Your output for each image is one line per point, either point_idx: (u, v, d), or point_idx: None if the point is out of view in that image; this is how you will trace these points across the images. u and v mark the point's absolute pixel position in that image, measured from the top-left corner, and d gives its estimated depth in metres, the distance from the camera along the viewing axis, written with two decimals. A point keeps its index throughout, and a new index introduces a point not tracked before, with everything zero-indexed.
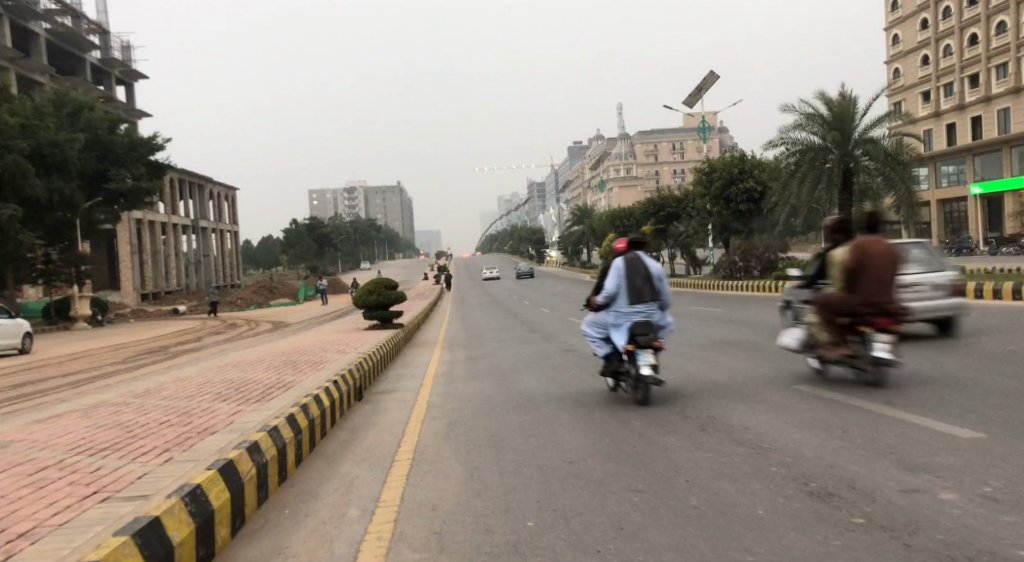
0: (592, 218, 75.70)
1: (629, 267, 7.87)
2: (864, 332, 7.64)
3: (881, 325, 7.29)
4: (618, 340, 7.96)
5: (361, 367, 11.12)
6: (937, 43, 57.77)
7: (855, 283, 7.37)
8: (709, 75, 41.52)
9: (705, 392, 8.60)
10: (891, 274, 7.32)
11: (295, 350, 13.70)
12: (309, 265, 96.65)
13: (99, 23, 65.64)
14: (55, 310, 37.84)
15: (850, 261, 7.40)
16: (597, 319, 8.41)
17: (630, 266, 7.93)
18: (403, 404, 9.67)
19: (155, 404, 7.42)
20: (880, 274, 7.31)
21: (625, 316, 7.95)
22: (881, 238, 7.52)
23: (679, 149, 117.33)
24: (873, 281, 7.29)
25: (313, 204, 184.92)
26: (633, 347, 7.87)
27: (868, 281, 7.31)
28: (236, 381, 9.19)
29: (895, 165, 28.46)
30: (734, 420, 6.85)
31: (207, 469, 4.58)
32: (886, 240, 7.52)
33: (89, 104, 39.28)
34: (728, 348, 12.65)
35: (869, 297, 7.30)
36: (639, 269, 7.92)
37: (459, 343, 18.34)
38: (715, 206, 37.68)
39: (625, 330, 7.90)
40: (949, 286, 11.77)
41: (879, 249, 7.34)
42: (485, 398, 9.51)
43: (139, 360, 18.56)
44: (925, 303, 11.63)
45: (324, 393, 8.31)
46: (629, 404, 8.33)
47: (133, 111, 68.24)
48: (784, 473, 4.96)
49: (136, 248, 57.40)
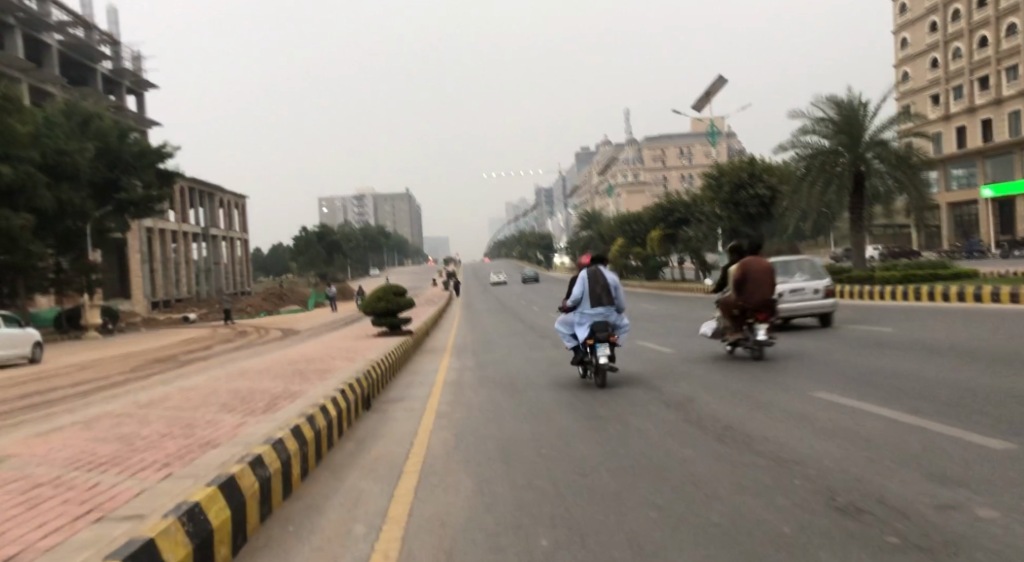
0: (601, 223, 75.52)
1: (592, 277, 9.71)
2: (752, 321, 11.02)
3: (761, 316, 10.65)
4: (582, 335, 9.82)
5: (370, 376, 10.94)
6: (947, 46, 57.32)
7: (745, 291, 10.60)
8: (718, 79, 41.33)
9: (721, 399, 8.36)
10: (767, 283, 10.64)
11: (303, 358, 13.56)
12: (318, 272, 96.88)
13: (109, 34, 66.18)
14: (65, 319, 37.93)
15: (739, 274, 10.69)
16: (567, 320, 10.25)
17: (593, 277, 9.77)
18: (412, 413, 9.49)
19: (158, 415, 7.26)
20: (760, 284, 10.60)
21: (587, 316, 9.78)
22: (761, 259, 10.82)
23: (687, 154, 116.99)
24: (754, 287, 10.58)
25: (322, 212, 185.60)
26: (594, 341, 9.72)
27: (752, 287, 10.60)
28: (242, 391, 9.04)
29: (908, 168, 28.11)
30: (752, 428, 6.61)
31: (207, 485, 4.39)
32: (764, 258, 10.83)
33: (99, 114, 39.46)
34: (742, 353, 12.40)
35: (755, 299, 10.58)
36: (600, 279, 9.76)
37: (468, 350, 18.16)
38: (725, 211, 37.37)
39: (587, 328, 9.75)
40: (824, 291, 15.95)
41: (760, 267, 10.61)
42: (494, 406, 9.33)
43: (148, 369, 18.50)
44: (805, 302, 15.75)
45: (331, 402, 8.14)
46: (643, 411, 8.10)
47: (143, 121, 68.67)
48: (808, 487, 4.74)
49: (146, 257, 57.59)
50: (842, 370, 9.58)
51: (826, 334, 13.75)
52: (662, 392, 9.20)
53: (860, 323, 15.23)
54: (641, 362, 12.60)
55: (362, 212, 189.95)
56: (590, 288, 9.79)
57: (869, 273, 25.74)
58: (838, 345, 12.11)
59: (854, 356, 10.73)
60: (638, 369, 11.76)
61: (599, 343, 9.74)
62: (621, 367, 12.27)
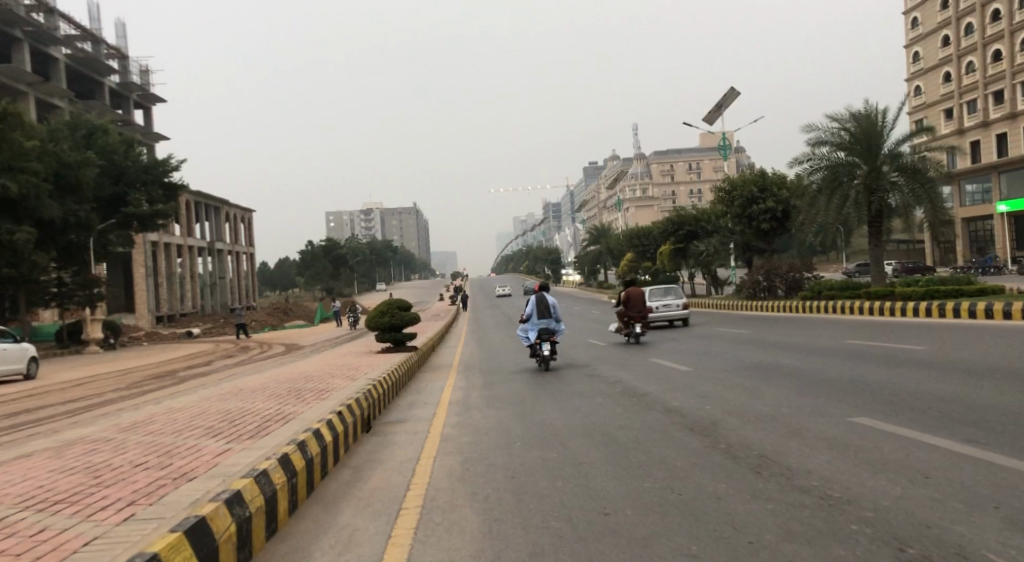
0: (609, 238, 75.03)
1: (538, 300, 15.27)
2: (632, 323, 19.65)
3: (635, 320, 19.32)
4: (531, 336, 15.40)
5: (370, 396, 10.32)
6: (959, 60, 56.76)
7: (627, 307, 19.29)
8: (728, 92, 40.85)
9: (748, 423, 7.76)
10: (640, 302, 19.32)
11: (302, 375, 12.97)
12: (324, 286, 96.51)
13: (118, 48, 66.29)
14: (67, 333, 37.49)
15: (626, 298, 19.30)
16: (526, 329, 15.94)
17: (539, 299, 15.26)
18: (415, 437, 8.85)
19: (136, 441, 6.67)
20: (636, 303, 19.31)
21: (535, 324, 15.33)
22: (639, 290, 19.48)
23: (696, 169, 116.38)
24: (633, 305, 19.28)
25: (330, 226, 185.79)
26: (539, 340, 15.31)
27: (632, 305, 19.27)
28: (232, 413, 8.43)
29: (926, 181, 27.31)
30: (790, 459, 5.98)
31: (171, 530, 3.77)
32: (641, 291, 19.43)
33: (105, 126, 39.36)
34: (764, 371, 11.79)
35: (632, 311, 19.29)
36: (543, 301, 15.27)
37: (475, 367, 17.55)
38: (737, 225, 36.76)
39: (535, 331, 15.32)
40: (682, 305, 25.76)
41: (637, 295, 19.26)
42: (503, 430, 8.72)
43: (144, 386, 17.93)
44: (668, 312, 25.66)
45: (326, 426, 7.51)
46: (662, 436, 7.49)
47: (150, 135, 68.62)
48: (867, 534, 4.11)
49: (151, 271, 57.17)
50: (876, 391, 8.93)
51: (853, 352, 13.10)
52: (684, 414, 8.59)
53: (886, 339, 14.57)
54: (657, 380, 12.01)
55: (369, 227, 189.93)
56: (539, 305, 15.57)
57: (888, 288, 25.02)
58: (865, 363, 11.47)
59: (886, 375, 10.10)
60: (654, 388, 11.16)
61: (542, 340, 15.30)
62: (636, 385, 11.68)
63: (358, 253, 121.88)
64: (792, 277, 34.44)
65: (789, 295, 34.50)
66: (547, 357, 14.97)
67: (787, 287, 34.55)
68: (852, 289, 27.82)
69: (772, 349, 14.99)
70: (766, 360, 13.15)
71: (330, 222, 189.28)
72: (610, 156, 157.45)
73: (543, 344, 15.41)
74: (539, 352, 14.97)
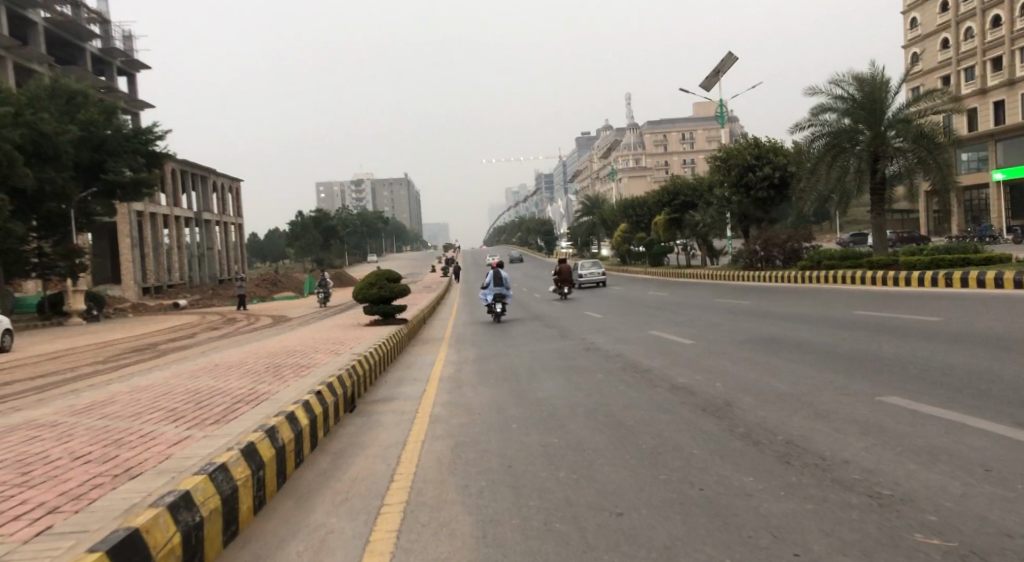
0: (602, 209, 74.28)
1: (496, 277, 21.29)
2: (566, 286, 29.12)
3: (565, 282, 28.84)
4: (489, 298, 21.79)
5: (355, 372, 9.63)
6: (957, 26, 55.63)
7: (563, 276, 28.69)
8: (726, 58, 39.69)
9: (762, 403, 7.12)
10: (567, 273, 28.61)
11: (283, 350, 12.24)
12: (315, 258, 95.14)
13: (100, 12, 64.25)
14: (48, 305, 36.54)
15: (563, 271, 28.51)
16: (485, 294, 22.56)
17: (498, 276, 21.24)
18: (402, 418, 8.14)
19: (86, 426, 5.92)
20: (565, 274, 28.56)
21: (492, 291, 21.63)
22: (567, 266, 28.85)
23: (689, 139, 114.98)
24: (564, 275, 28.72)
25: (321, 197, 183.82)
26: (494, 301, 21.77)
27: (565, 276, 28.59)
28: (200, 393, 7.65)
29: (931, 146, 26.38)
30: (823, 447, 5.30)
31: (91, 551, 3.04)
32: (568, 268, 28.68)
33: (86, 91, 37.78)
34: (770, 344, 11.19)
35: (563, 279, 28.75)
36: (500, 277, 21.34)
37: (467, 340, 16.89)
38: (734, 194, 35.93)
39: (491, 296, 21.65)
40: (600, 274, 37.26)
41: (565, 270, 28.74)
42: (497, 411, 8.03)
43: (122, 360, 17.21)
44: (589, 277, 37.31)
45: (301, 408, 6.75)
46: (671, 417, 6.86)
47: (134, 102, 66.88)
48: (937, 546, 3.41)
49: (137, 241, 55.94)
50: (894, 366, 8.33)
51: (864, 323, 12.47)
52: (692, 393, 7.95)
53: (895, 309, 13.94)
54: (660, 354, 11.35)
55: (361, 199, 188.28)
56: (494, 278, 22.13)
57: (892, 257, 24.35)
58: (879, 336, 10.85)
59: (904, 348, 9.48)
60: (657, 362, 10.52)
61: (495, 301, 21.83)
62: (638, 359, 11.03)
63: (349, 223, 120.39)
64: (790, 247, 33.89)
65: (787, 265, 34.09)
66: (499, 312, 21.42)
67: (784, 257, 34.10)
68: (854, 259, 27.16)
69: (774, 320, 14.40)
70: (774, 332, 12.50)
71: (320, 192, 187.29)
72: (603, 126, 155.77)
73: (497, 303, 22.02)
74: (493, 310, 21.46)
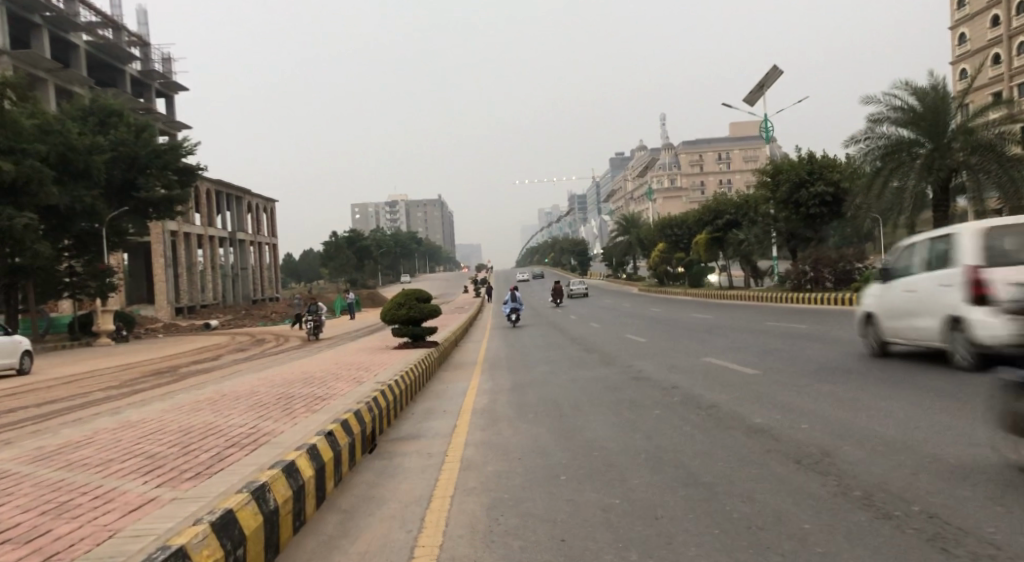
0: (639, 228, 72.96)
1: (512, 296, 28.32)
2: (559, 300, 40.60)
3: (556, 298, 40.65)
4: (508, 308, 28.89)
5: (376, 405, 8.45)
6: (1009, 41, 53.30)
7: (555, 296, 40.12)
8: (771, 72, 38.21)
9: (871, 452, 5.76)
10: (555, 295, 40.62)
11: (299, 378, 11.12)
12: (349, 278, 94.80)
13: (139, 35, 65.32)
14: (78, 325, 36.24)
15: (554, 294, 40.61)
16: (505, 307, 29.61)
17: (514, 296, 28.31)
18: (428, 463, 6.91)
19: (32, 481, 4.76)
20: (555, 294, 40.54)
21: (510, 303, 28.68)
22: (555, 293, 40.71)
23: (725, 159, 112.69)
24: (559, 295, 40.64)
25: (355, 218, 184.74)
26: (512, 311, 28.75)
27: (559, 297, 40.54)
28: (193, 434, 6.51)
29: (1001, 159, 24.50)
30: (990, 529, 3.91)
31: None
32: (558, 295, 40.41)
33: (118, 109, 37.80)
34: (845, 375, 9.81)
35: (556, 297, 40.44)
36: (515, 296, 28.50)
37: (502, 365, 15.67)
38: (783, 211, 34.28)
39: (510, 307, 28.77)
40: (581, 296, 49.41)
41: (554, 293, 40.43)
42: (539, 457, 6.74)
43: (138, 384, 16.30)
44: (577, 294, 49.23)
45: (305, 456, 5.57)
46: (760, 471, 5.54)
47: (171, 123, 67.63)
48: None
49: (171, 262, 55.86)
50: None
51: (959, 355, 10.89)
52: (776, 436, 6.62)
53: None
54: (720, 386, 9.98)
55: (394, 220, 189.09)
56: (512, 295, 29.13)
57: None
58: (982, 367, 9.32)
59: None
60: (720, 397, 9.12)
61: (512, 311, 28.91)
62: (698, 392, 9.67)
63: (382, 243, 120.16)
64: (842, 268, 32.09)
65: (838, 287, 32.25)
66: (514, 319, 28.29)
67: (836, 278, 32.31)
68: None
69: (842, 347, 12.94)
70: (850, 362, 10.99)
71: (355, 213, 188.46)
72: (637, 146, 154.32)
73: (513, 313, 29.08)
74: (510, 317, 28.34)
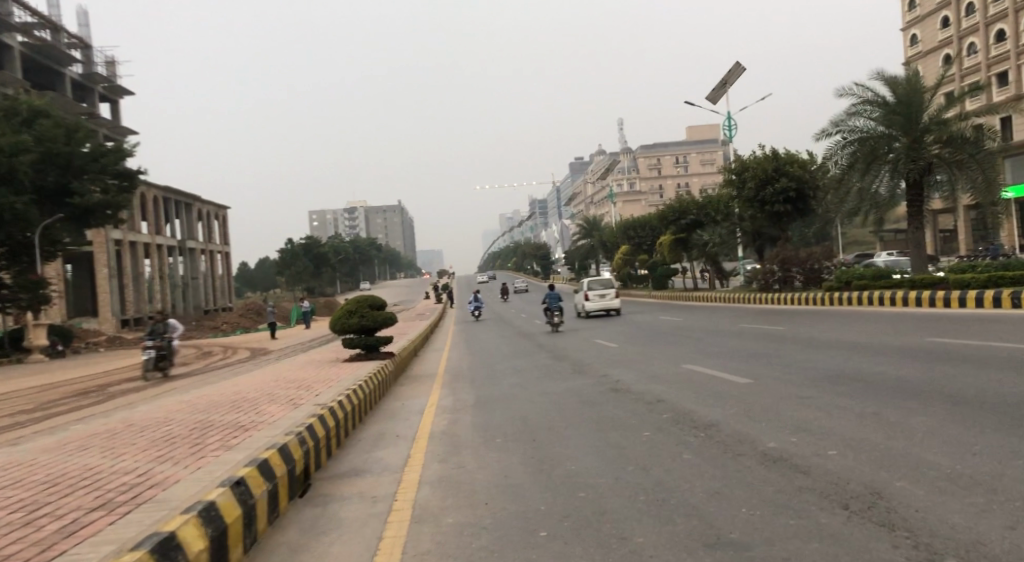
0: (602, 231, 72.19)
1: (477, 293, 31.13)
2: None
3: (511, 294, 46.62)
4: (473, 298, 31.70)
5: (310, 436, 6.94)
6: (960, 42, 53.61)
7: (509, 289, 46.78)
8: (733, 69, 37.56)
9: (937, 486, 4.53)
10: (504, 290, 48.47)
11: (227, 401, 9.52)
12: (306, 286, 92.23)
13: (81, 37, 62.28)
14: (8, 341, 33.65)
15: None
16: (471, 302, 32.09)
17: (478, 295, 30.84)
18: (373, 513, 5.46)
19: None
20: None
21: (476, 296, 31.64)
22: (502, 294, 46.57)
23: (683, 163, 112.80)
24: None
25: (314, 224, 180.74)
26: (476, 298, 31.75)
27: None
28: (56, 488, 4.95)
29: (975, 152, 23.81)
30: None
31: None
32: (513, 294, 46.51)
33: (47, 109, 35.31)
34: (848, 382, 8.72)
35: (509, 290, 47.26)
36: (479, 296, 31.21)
37: (464, 377, 14.31)
38: (750, 210, 33.49)
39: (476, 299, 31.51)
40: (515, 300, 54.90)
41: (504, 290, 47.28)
42: (513, 500, 5.39)
43: (54, 407, 14.45)
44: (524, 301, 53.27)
45: (197, 520, 4.11)
46: (808, 520, 4.25)
47: (116, 128, 64.50)
48: None
49: (115, 271, 52.94)
50: None
51: (955, 356, 9.97)
52: (803, 466, 5.37)
53: (984, 339, 11.39)
54: (710, 399, 8.79)
55: (354, 228, 186.11)
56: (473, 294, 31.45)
57: (938, 276, 21.46)
58: (1001, 372, 8.29)
59: None
60: (716, 412, 7.92)
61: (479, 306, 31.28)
62: (688, 407, 8.41)
63: (341, 250, 117.50)
64: (811, 266, 31.37)
65: (807, 286, 31.61)
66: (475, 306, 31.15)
67: (804, 278, 31.64)
68: (892, 278, 24.37)
69: (830, 351, 11.93)
70: (847, 368, 9.93)
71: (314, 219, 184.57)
72: (596, 151, 154.51)
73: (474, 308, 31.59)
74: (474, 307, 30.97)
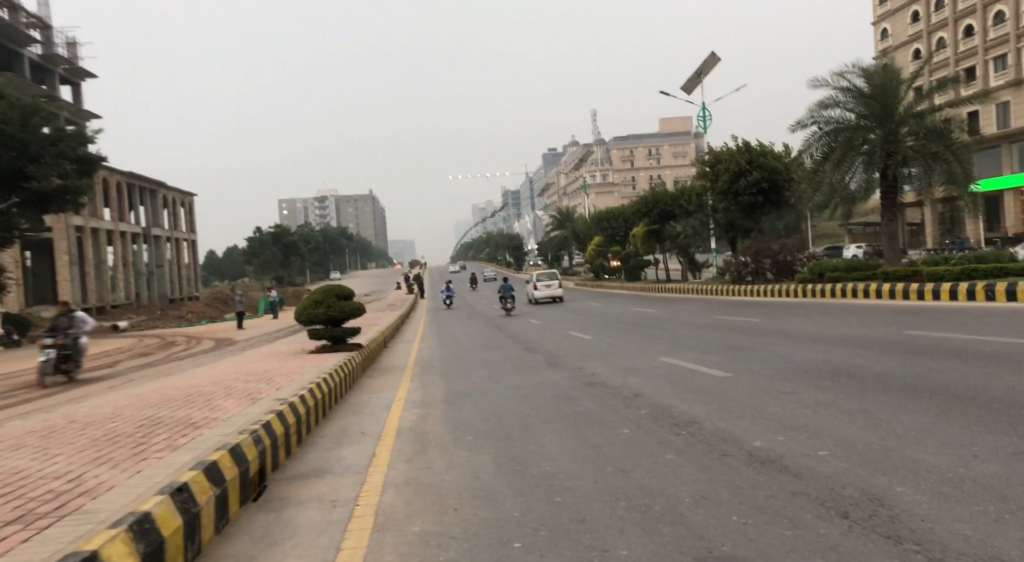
0: (575, 222, 72.01)
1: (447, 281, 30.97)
2: None
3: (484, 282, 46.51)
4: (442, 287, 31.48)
5: (265, 434, 6.44)
6: (929, 37, 54.12)
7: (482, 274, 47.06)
8: (708, 60, 37.33)
9: (941, 492, 4.22)
10: None
11: (180, 395, 8.96)
12: (275, 276, 90.86)
13: (40, 17, 60.15)
14: None
15: None
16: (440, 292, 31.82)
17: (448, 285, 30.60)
18: (332, 520, 5.01)
19: None
20: None
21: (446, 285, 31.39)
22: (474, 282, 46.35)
23: (656, 155, 113.03)
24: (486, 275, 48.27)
25: (283, 213, 178.14)
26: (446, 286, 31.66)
27: None
28: None
29: (948, 144, 23.91)
30: None
31: None
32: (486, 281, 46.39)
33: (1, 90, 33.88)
34: (829, 377, 8.48)
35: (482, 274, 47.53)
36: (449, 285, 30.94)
37: (434, 370, 13.87)
38: (723, 202, 33.40)
39: None
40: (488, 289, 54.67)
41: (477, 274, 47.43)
42: (485, 505, 4.98)
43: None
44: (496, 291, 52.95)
45: (126, 535, 3.61)
46: (808, 529, 3.90)
47: (77, 111, 62.47)
48: None
49: (75, 259, 51.36)
50: None
51: (938, 349, 9.82)
52: (795, 469, 5.01)
53: (961, 331, 11.29)
54: (690, 393, 8.48)
55: (325, 217, 183.67)
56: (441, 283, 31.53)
57: (911, 268, 21.52)
58: (985, 367, 8.08)
59: None
60: (695, 407, 7.60)
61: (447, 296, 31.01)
62: (667, 403, 8.09)
63: (311, 239, 115.93)
64: (783, 259, 31.41)
65: (779, 278, 31.65)
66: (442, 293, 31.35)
67: (776, 270, 31.68)
68: (865, 270, 24.43)
69: (808, 344, 11.73)
70: (827, 361, 9.71)
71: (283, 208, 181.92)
72: (570, 143, 154.42)
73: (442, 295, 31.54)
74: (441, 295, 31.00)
